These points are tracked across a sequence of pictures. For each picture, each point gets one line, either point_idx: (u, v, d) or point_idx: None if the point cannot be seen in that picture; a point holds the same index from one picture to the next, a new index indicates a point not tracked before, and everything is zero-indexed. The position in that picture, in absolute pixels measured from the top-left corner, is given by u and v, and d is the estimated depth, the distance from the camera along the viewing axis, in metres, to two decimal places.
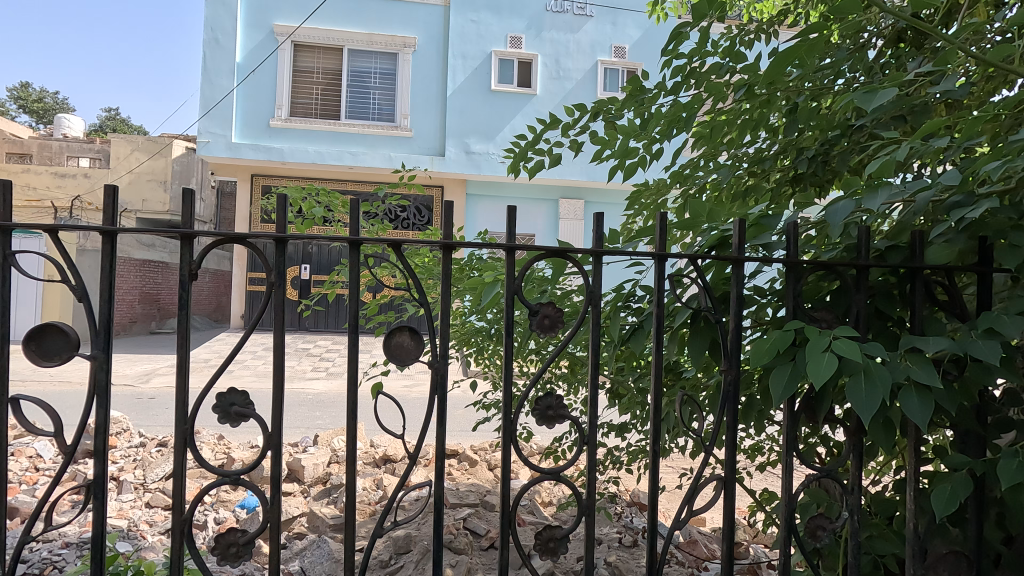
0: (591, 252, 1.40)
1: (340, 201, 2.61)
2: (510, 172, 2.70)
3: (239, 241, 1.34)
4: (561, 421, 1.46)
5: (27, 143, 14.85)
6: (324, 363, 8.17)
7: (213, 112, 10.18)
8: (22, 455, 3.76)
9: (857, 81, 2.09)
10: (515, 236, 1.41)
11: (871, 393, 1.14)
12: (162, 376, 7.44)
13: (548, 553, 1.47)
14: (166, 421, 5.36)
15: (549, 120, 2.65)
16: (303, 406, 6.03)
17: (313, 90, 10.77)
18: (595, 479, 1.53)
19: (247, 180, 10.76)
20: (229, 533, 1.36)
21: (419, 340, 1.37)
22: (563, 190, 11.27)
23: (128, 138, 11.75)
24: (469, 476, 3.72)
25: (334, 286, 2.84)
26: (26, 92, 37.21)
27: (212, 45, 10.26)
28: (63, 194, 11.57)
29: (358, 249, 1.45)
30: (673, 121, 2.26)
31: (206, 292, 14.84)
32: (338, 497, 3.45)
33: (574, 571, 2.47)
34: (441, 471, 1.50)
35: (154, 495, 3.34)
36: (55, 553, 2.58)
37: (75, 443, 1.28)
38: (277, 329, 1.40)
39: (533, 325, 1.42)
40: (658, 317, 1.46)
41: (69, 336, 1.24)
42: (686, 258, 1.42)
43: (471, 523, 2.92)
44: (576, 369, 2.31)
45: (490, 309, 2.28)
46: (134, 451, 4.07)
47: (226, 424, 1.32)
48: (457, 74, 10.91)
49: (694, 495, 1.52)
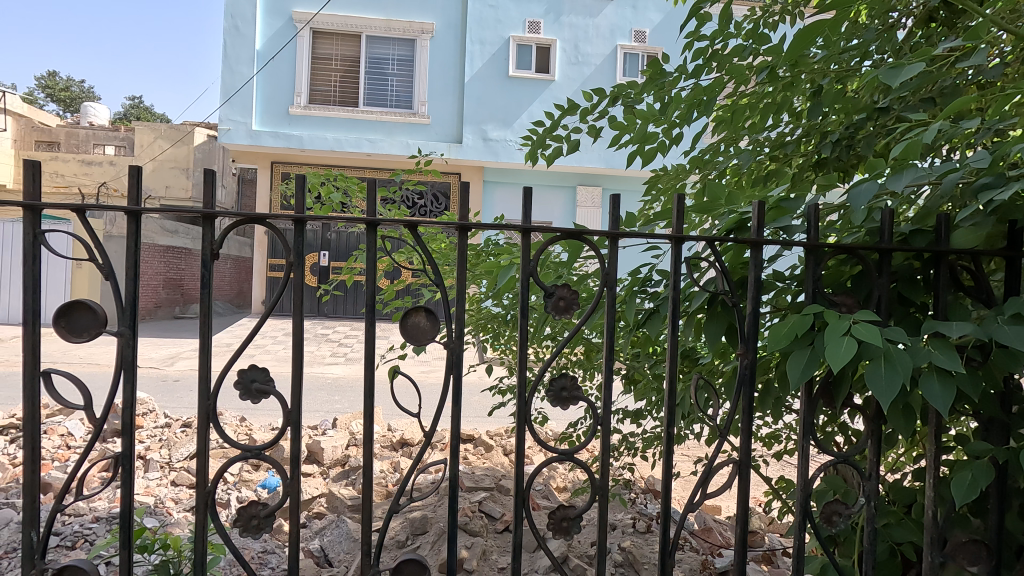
0: (607, 234, 1.38)
1: (357, 186, 2.60)
2: (527, 159, 2.68)
3: (260, 222, 1.35)
4: (575, 403, 1.46)
5: (55, 132, 15.28)
6: (341, 348, 8.28)
7: (233, 99, 10.29)
8: (55, 432, 3.89)
9: (884, 63, 2.02)
10: (531, 219, 1.40)
11: (891, 377, 1.12)
12: (186, 360, 7.61)
13: (561, 533, 1.49)
14: (190, 403, 5.50)
15: (566, 106, 2.60)
16: (322, 390, 6.14)
17: (331, 77, 10.80)
18: (609, 462, 1.52)
19: (267, 167, 10.87)
20: (251, 506, 1.40)
21: (434, 322, 1.38)
22: (580, 177, 11.20)
23: (152, 126, 11.97)
24: (485, 460, 3.77)
25: (352, 271, 2.85)
26: (54, 81, 38.26)
27: (232, 32, 10.34)
28: (90, 180, 11.84)
29: (375, 232, 1.45)
30: (694, 104, 2.21)
31: (228, 278, 15.11)
32: (357, 478, 3.53)
33: (587, 555, 2.50)
34: (455, 451, 1.51)
35: (179, 473, 3.45)
36: (87, 527, 2.68)
37: (101, 417, 1.31)
38: (296, 310, 1.41)
39: (548, 307, 1.42)
40: (674, 301, 1.44)
41: (98, 313, 1.28)
42: (705, 241, 1.39)
43: (487, 506, 2.95)
44: (591, 356, 2.32)
45: (506, 294, 2.28)
46: (160, 431, 4.20)
47: (247, 400, 1.35)
48: (475, 60, 10.84)
49: (707, 479, 1.50)
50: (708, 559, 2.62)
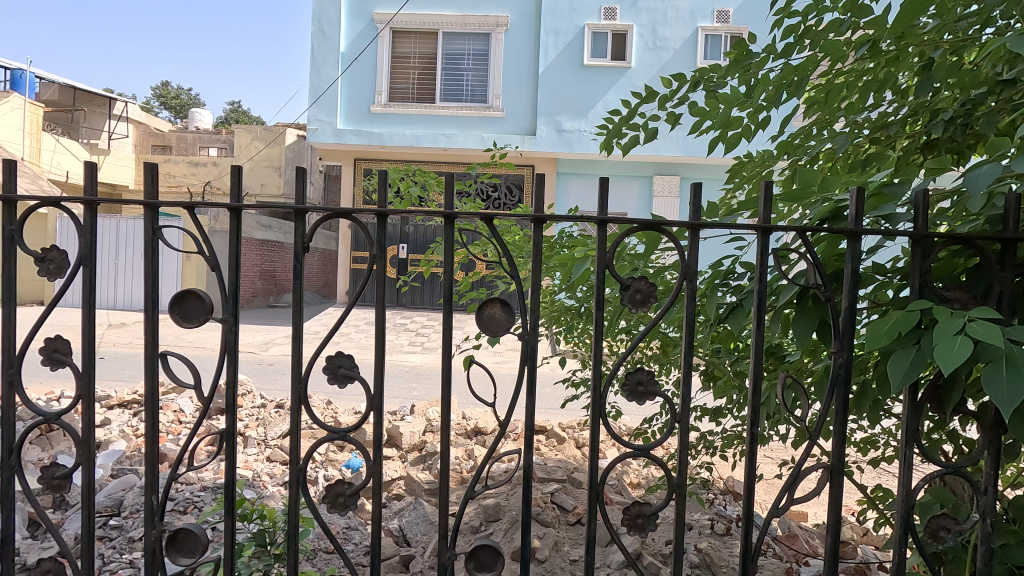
0: (687, 225, 1.33)
1: (435, 180, 2.67)
2: (603, 149, 2.64)
3: (345, 216, 1.41)
4: (652, 399, 1.43)
5: (168, 137, 16.87)
6: (419, 338, 8.58)
7: (320, 100, 10.87)
8: (169, 408, 4.32)
9: (1010, 29, 1.80)
10: (608, 210, 1.37)
11: (1014, 381, 1.01)
12: (279, 346, 8.20)
13: (636, 529, 1.46)
14: (283, 386, 5.93)
15: (644, 93, 2.52)
16: (401, 378, 6.40)
17: (410, 75, 11.13)
18: (687, 460, 1.48)
19: (350, 164, 11.41)
20: (338, 484, 1.48)
21: (510, 314, 1.39)
22: (657, 167, 10.87)
23: (249, 128, 12.91)
24: (557, 452, 3.78)
25: (429, 263, 2.94)
26: (167, 90, 42.19)
27: (318, 37, 10.90)
28: (197, 180, 12.98)
29: (453, 225, 1.48)
30: (784, 85, 2.08)
31: (316, 270, 16.06)
32: (433, 463, 3.66)
33: (661, 554, 2.44)
34: (529, 442, 1.52)
35: (273, 450, 3.73)
36: (196, 495, 2.97)
37: (209, 395, 1.43)
38: (378, 301, 1.47)
39: (624, 300, 1.39)
40: (760, 294, 1.36)
41: (205, 301, 1.40)
42: (795, 231, 1.30)
43: (559, 498, 2.96)
44: (668, 351, 2.25)
45: (580, 286, 2.27)
46: (257, 410, 4.56)
47: (334, 384, 1.43)
48: (550, 50, 10.77)
49: (795, 483, 1.42)
50: (793, 567, 2.48)
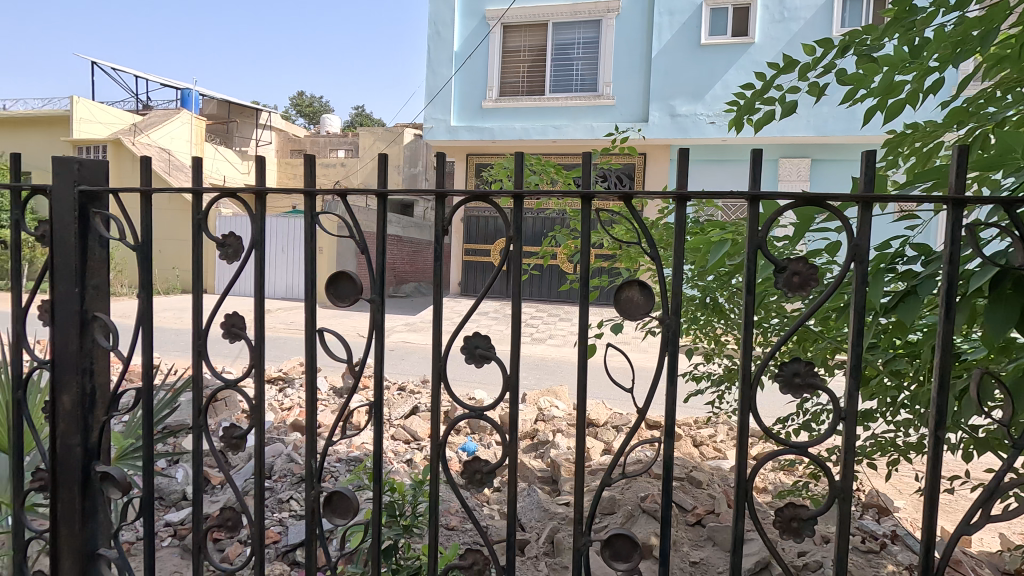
0: (856, 198, 1.19)
1: (552, 168, 2.66)
2: (731, 127, 2.46)
3: (483, 199, 1.42)
4: (809, 393, 1.30)
5: (304, 141, 18.61)
6: (528, 328, 8.71)
7: (435, 99, 11.35)
8: (308, 386, 4.78)
9: None
10: (760, 186, 1.27)
11: None
12: (399, 333, 8.74)
13: (790, 533, 1.35)
14: (404, 370, 6.31)
15: (782, 64, 2.31)
16: (512, 367, 6.53)
17: (520, 69, 11.25)
18: (852, 463, 1.33)
19: (463, 160, 11.80)
20: (475, 461, 1.53)
21: (649, 296, 1.33)
22: (784, 149, 10.02)
23: (372, 130, 13.83)
24: (673, 448, 3.64)
25: (545, 252, 2.97)
26: (302, 99, 46.54)
27: (434, 38, 11.37)
28: (328, 180, 14.18)
29: (591, 204, 1.45)
30: (961, 42, 1.82)
31: (431, 262, 16.90)
32: (545, 451, 3.69)
33: (796, 565, 2.26)
34: (671, 434, 1.46)
35: (397, 429, 3.97)
36: (333, 465, 3.25)
37: (350, 359, 1.49)
38: (516, 285, 1.47)
39: (778, 283, 1.27)
40: (949, 282, 1.18)
41: (356, 282, 1.50)
42: (997, 204, 1.11)
43: (677, 496, 2.84)
44: (808, 346, 2.07)
45: (709, 275, 2.17)
46: (382, 392, 4.89)
47: (472, 363, 1.43)
48: (664, 32, 10.31)
49: (992, 498, 1.22)
50: None
